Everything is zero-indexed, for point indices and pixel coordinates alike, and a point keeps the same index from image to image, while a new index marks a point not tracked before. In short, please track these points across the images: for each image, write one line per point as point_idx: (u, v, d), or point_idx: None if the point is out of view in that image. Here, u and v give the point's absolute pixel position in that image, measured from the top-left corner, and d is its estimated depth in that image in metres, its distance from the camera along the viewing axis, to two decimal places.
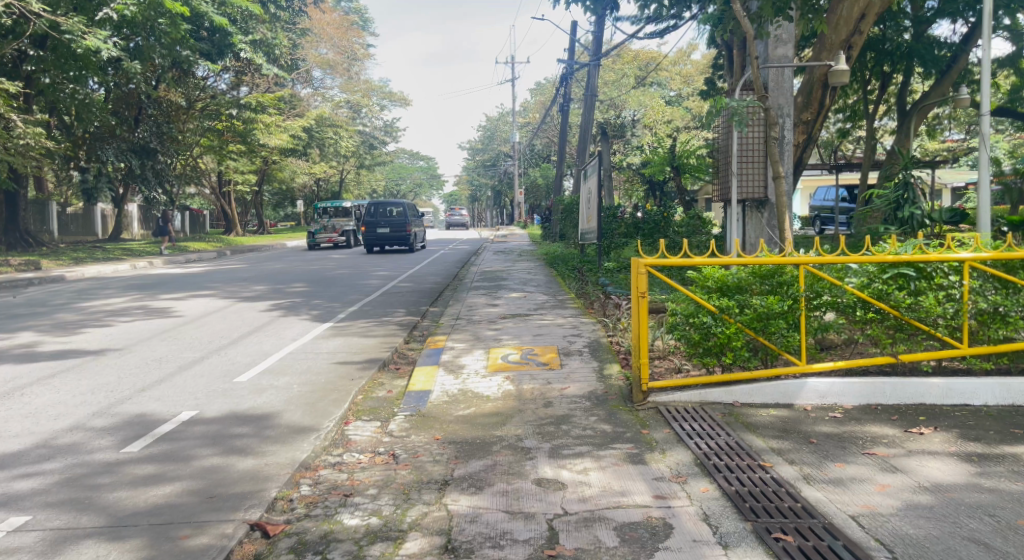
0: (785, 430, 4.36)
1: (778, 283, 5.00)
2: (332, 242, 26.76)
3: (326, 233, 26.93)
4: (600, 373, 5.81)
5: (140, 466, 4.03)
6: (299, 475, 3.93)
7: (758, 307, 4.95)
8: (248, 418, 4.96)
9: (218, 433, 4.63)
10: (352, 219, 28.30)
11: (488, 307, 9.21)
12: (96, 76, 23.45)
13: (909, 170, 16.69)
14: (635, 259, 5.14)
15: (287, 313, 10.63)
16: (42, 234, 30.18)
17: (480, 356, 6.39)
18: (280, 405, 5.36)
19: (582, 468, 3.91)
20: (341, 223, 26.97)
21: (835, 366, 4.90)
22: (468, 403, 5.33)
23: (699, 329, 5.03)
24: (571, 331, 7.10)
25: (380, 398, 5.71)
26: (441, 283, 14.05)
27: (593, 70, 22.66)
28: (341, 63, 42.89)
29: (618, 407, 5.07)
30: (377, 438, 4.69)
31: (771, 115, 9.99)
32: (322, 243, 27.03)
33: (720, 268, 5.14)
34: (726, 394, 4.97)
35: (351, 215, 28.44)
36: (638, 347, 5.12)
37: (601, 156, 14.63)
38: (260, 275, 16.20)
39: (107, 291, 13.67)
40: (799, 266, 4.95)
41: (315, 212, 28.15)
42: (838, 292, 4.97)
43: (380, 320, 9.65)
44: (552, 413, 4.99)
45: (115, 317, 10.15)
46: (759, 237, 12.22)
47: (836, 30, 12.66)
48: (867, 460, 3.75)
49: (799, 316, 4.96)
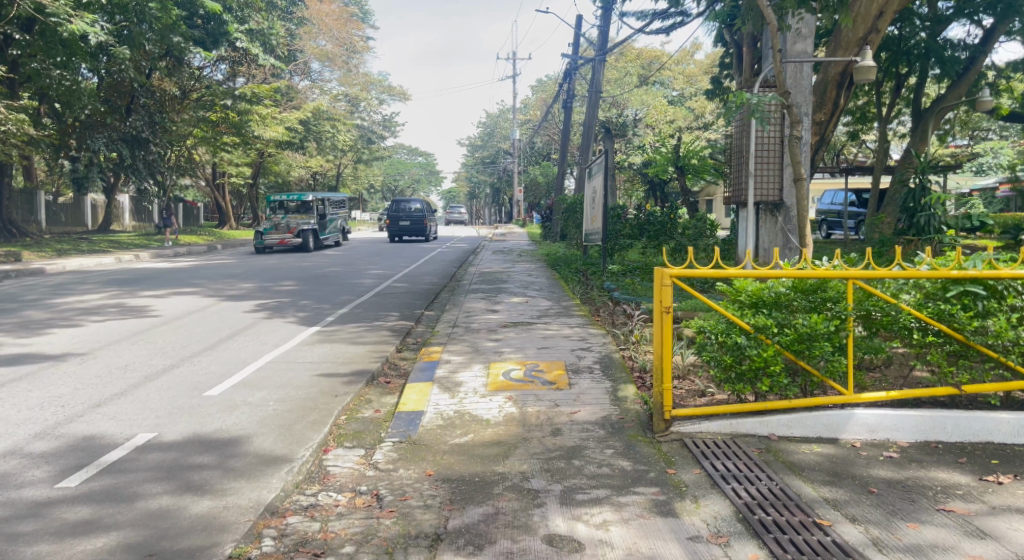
0: (836, 473, 3.73)
1: (822, 300, 4.39)
2: (284, 243, 22.10)
3: (278, 231, 22.27)
4: (614, 395, 5.18)
5: (73, 509, 3.38)
6: (263, 524, 3.28)
7: (800, 327, 4.32)
8: (213, 444, 4.31)
9: (173, 464, 3.97)
10: (313, 216, 23.72)
11: (487, 313, 8.56)
12: (87, 64, 22.79)
13: (925, 174, 16.04)
14: (660, 268, 4.49)
15: (272, 314, 9.98)
16: (31, 223, 29.50)
17: (479, 371, 5.74)
18: (252, 427, 4.71)
19: (602, 521, 3.27)
20: (297, 220, 22.46)
21: (887, 396, 4.27)
22: (466, 429, 4.69)
23: (731, 352, 4.40)
24: (579, 344, 6.45)
25: (365, 420, 5.04)
26: (437, 284, 13.38)
27: (597, 65, 22.02)
28: (340, 55, 42.23)
29: (637, 438, 4.44)
30: (360, 472, 4.05)
31: (794, 114, 9.28)
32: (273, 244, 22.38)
33: (755, 281, 4.54)
34: (761, 425, 4.36)
35: (313, 211, 23.85)
36: (660, 369, 4.48)
37: (608, 153, 13.93)
38: (248, 271, 15.51)
39: (86, 286, 12.99)
40: (847, 280, 4.34)
41: (268, 206, 23.97)
42: (891, 311, 4.36)
43: (372, 324, 8.99)
44: (561, 445, 4.36)
45: (87, 315, 9.47)
46: (774, 242, 11.64)
47: (853, 27, 11.98)
48: (946, 521, 3.13)
49: (845, 338, 4.35)
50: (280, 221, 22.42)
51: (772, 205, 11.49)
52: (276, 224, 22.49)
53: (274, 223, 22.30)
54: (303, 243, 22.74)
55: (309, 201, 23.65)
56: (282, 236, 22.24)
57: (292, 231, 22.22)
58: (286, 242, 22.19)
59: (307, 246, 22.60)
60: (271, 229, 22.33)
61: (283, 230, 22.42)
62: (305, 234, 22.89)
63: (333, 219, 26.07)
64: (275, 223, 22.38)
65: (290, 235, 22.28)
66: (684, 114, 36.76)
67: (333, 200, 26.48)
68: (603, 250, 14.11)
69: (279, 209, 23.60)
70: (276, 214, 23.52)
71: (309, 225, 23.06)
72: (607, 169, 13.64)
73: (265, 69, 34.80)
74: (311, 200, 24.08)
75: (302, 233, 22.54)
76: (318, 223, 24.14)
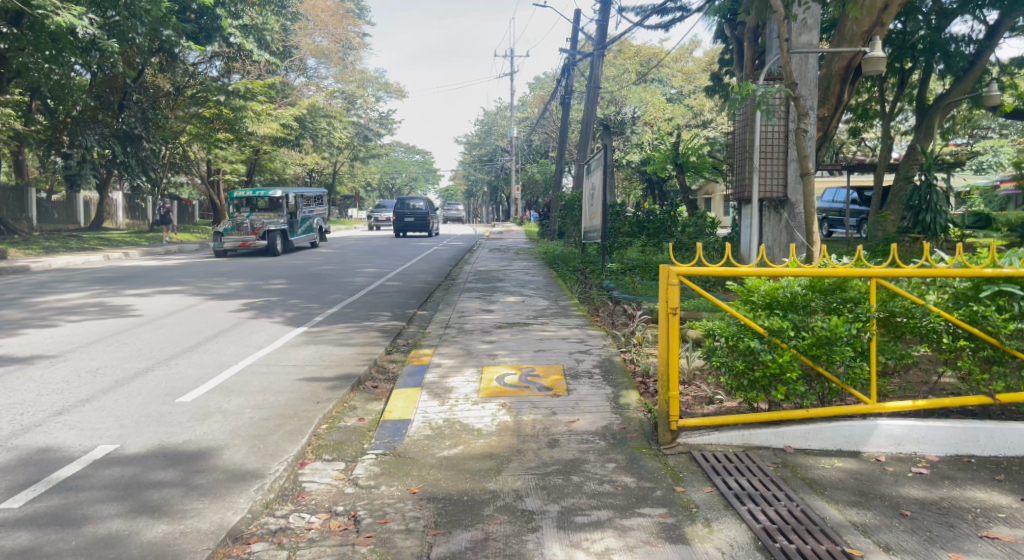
0: (863, 492, 3.39)
1: (843, 300, 4.04)
2: (246, 246, 18.64)
3: (240, 232, 18.76)
4: (615, 403, 4.82)
5: (12, 535, 3.01)
6: (225, 554, 2.92)
7: (819, 330, 3.97)
8: (178, 458, 3.94)
9: (132, 481, 3.61)
10: (283, 214, 20.23)
11: (482, 313, 8.19)
12: (77, 58, 22.35)
13: (932, 170, 15.60)
14: (665, 267, 4.14)
15: (259, 314, 9.59)
16: (21, 221, 28.96)
17: (471, 377, 5.37)
18: (223, 437, 4.34)
19: (604, 550, 2.91)
20: (262, 220, 18.97)
21: (914, 405, 3.93)
22: (455, 440, 4.33)
23: (744, 357, 4.05)
24: (577, 346, 6.09)
25: (347, 429, 4.68)
26: (431, 283, 12.97)
27: (596, 60, 21.62)
28: (336, 52, 41.79)
29: (641, 450, 4.08)
30: (337, 490, 3.70)
31: (801, 105, 8.91)
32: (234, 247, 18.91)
33: (770, 280, 4.19)
34: (775, 436, 4.01)
35: (284, 210, 20.14)
36: (667, 376, 4.13)
37: (607, 149, 13.53)
38: (238, 270, 15.05)
39: (69, 284, 12.58)
40: (870, 279, 3.99)
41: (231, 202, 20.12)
42: (919, 313, 4.01)
43: (361, 325, 8.61)
44: (558, 458, 4.00)
45: (65, 315, 9.07)
46: (778, 240, 11.37)
47: (858, 20, 11.64)
48: (993, 551, 2.78)
49: (867, 342, 4.00)
50: (243, 221, 18.97)
51: (777, 202, 11.21)
52: (237, 223, 19.04)
53: (234, 222, 18.83)
54: (270, 246, 19.28)
55: (278, 197, 20.11)
56: (244, 238, 18.78)
57: (257, 231, 18.79)
58: (248, 244, 18.77)
59: (274, 250, 19.15)
60: (231, 229, 18.89)
61: (246, 231, 18.97)
62: (272, 235, 19.44)
63: (309, 216, 22.53)
64: (236, 222, 18.90)
65: (254, 238, 18.84)
66: (684, 111, 36.42)
67: (310, 195, 22.93)
68: (603, 248, 13.73)
69: (244, 206, 20.17)
70: (240, 212, 20.01)
71: (277, 225, 19.56)
72: (606, 165, 13.25)
73: (260, 65, 34.35)
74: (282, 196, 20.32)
75: (268, 235, 19.12)
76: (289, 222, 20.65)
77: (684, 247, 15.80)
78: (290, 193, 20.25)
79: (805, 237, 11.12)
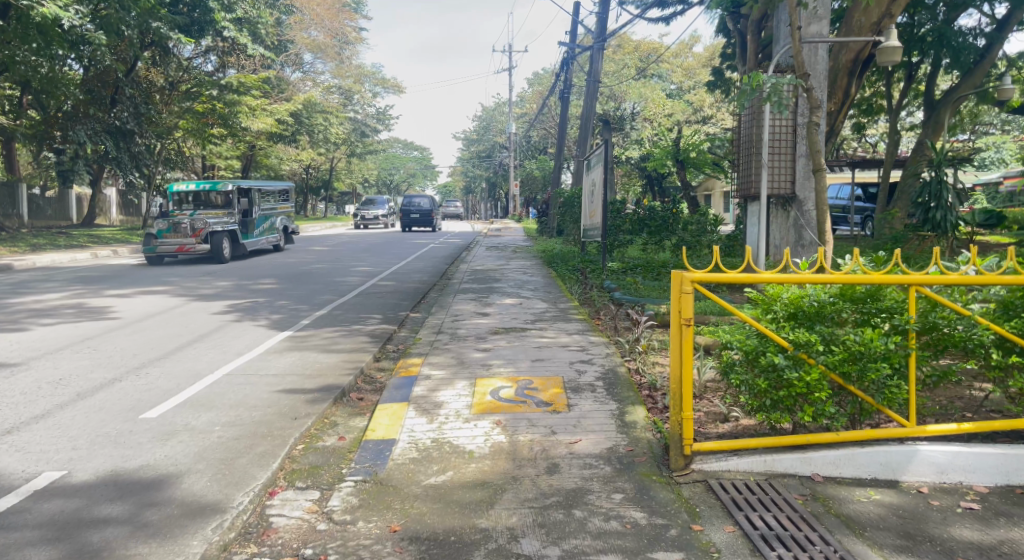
0: (908, 534, 2.96)
1: (879, 310, 3.60)
2: (183, 251, 15.19)
3: (176, 234, 15.31)
4: (621, 422, 4.39)
5: None
6: None
7: (852, 343, 3.51)
8: (130, 488, 3.50)
9: (72, 518, 3.17)
10: (235, 211, 16.75)
11: (477, 317, 7.74)
12: (65, 51, 21.84)
13: (941, 167, 15.16)
14: (678, 272, 3.70)
15: (243, 316, 9.13)
16: (11, 217, 28.15)
17: (463, 390, 4.93)
18: (185, 460, 3.90)
19: None
20: (205, 219, 15.52)
21: (959, 429, 3.50)
22: (445, 465, 3.89)
23: (766, 373, 3.61)
24: (578, 355, 5.65)
25: (326, 450, 4.23)
26: (426, 284, 12.51)
27: (596, 54, 21.15)
28: (332, 46, 41.27)
29: (649, 477, 3.65)
30: (308, 525, 3.26)
31: (814, 98, 8.46)
32: (168, 252, 15.43)
33: (794, 287, 3.76)
34: (802, 462, 3.56)
35: (234, 206, 16.62)
36: (679, 395, 3.69)
37: (608, 144, 13.07)
38: (226, 269, 14.54)
39: (49, 284, 12.10)
40: (909, 287, 3.56)
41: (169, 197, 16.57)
42: (965, 325, 3.58)
43: (350, 329, 8.15)
44: (559, 488, 3.56)
45: (38, 318, 8.62)
46: (786, 239, 10.92)
47: (865, 12, 11.19)
48: None
49: (906, 358, 3.56)
50: (181, 220, 15.51)
51: (784, 199, 10.78)
52: (174, 224, 15.57)
53: (171, 223, 15.38)
54: (214, 250, 15.82)
55: (228, 191, 16.68)
56: (182, 242, 15.31)
57: (196, 233, 15.33)
58: (186, 249, 15.29)
59: (219, 255, 15.70)
60: (167, 231, 15.43)
61: (184, 233, 15.48)
62: (217, 238, 15.97)
63: (270, 214, 19.01)
64: (173, 222, 15.44)
65: (195, 241, 15.41)
66: (684, 107, 36.02)
67: (273, 189, 19.31)
68: (603, 246, 13.29)
69: (186, 202, 16.68)
70: (182, 209, 16.62)
71: (224, 225, 16.09)
72: (607, 161, 12.79)
73: (255, 59, 33.86)
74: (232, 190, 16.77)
75: (213, 238, 15.68)
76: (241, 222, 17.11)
77: (688, 245, 15.41)
78: (243, 187, 16.83)
79: (815, 235, 10.56)
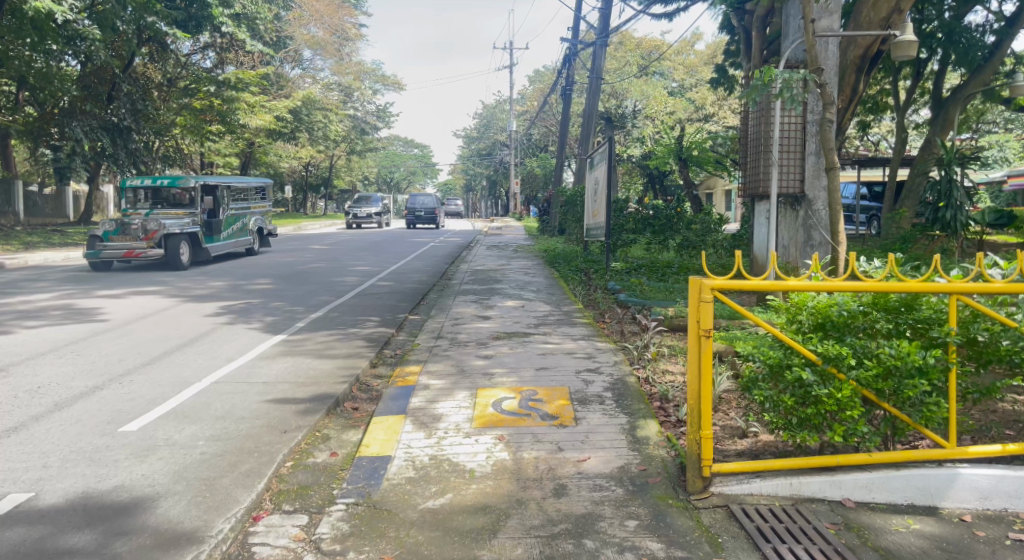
0: None
1: (917, 321, 3.32)
2: (130, 254, 13.30)
3: (124, 236, 13.48)
4: (632, 438, 4.11)
5: None
6: None
7: (889, 358, 3.22)
8: (100, 514, 3.22)
9: (34, 549, 2.89)
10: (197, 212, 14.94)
11: (478, 321, 7.45)
12: (61, 47, 21.59)
13: (951, 165, 14.84)
14: (697, 279, 3.42)
15: (236, 318, 8.84)
16: (6, 215, 28.07)
17: (464, 401, 4.65)
18: (163, 480, 3.62)
19: None
20: (160, 219, 13.70)
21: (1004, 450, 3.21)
22: (443, 485, 3.61)
23: (792, 389, 3.32)
24: (584, 364, 5.36)
25: (316, 467, 3.96)
26: (425, 284, 12.21)
27: (598, 50, 20.87)
28: (331, 42, 40.93)
29: (664, 501, 3.37)
30: (293, 555, 2.98)
31: (828, 94, 8.14)
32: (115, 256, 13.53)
33: (823, 296, 3.48)
34: (831, 486, 3.27)
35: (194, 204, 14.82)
36: (698, 412, 3.41)
37: (611, 141, 12.75)
38: (222, 268, 14.24)
39: (39, 284, 11.81)
40: (949, 296, 3.28)
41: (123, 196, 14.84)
42: (1010, 338, 3.30)
43: (346, 332, 7.85)
44: (567, 513, 3.28)
45: (24, 320, 8.34)
46: (794, 240, 10.59)
47: (874, 7, 10.87)
48: None
49: (947, 373, 3.28)
50: (132, 221, 13.68)
51: (792, 198, 10.55)
52: (124, 225, 13.78)
53: (119, 224, 13.58)
54: (170, 255, 13.94)
55: (189, 189, 14.91)
56: (130, 246, 13.49)
57: (148, 234, 13.49)
58: (135, 253, 13.40)
59: (175, 261, 13.79)
60: (114, 233, 13.61)
61: (135, 236, 13.70)
62: (173, 242, 14.09)
63: (241, 216, 17.09)
64: (123, 223, 13.61)
65: (147, 244, 13.63)
66: (686, 105, 35.69)
67: (247, 188, 17.42)
68: (608, 245, 12.94)
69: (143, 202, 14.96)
70: (138, 210, 14.90)
71: (182, 227, 14.24)
72: (611, 159, 12.46)
73: (253, 55, 33.57)
74: (193, 188, 15.01)
75: (169, 240, 13.84)
76: (204, 223, 15.25)
77: (691, 244, 15.17)
78: (206, 182, 15.08)
79: (823, 235, 10.47)
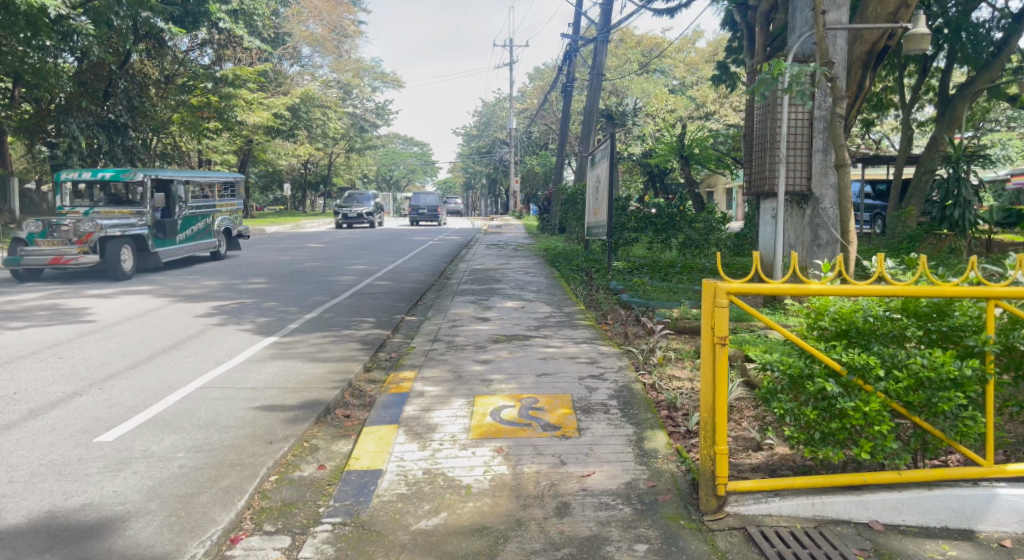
0: None
1: (951, 328, 3.05)
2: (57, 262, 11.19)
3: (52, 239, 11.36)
4: (640, 450, 3.85)
5: None
6: None
7: (922, 368, 2.94)
8: (62, 538, 2.96)
9: None
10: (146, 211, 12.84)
11: (476, 323, 7.19)
12: (54, 42, 21.26)
13: (960, 164, 14.58)
14: (711, 282, 3.17)
15: (227, 319, 8.55)
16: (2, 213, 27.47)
17: (461, 410, 4.40)
18: (135, 498, 3.36)
19: None
20: (96, 220, 11.58)
21: None
22: (438, 505, 3.35)
23: (815, 401, 3.07)
24: (587, 369, 5.10)
25: (302, 482, 3.70)
26: (423, 284, 11.94)
27: (599, 47, 20.61)
28: (330, 39, 40.64)
29: (676, 523, 3.11)
30: None
31: (838, 88, 7.89)
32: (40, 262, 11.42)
33: (848, 300, 3.22)
34: (856, 506, 3.02)
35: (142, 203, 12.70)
36: (713, 426, 3.16)
37: (613, 139, 12.47)
38: (216, 267, 13.94)
39: (27, 283, 11.53)
40: (987, 302, 3.01)
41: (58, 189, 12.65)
42: None
43: (340, 334, 7.58)
44: (572, 537, 3.02)
45: (8, 321, 8.07)
46: (801, 239, 10.34)
47: (880, 2, 10.60)
48: None
49: (984, 386, 3.02)
50: (61, 221, 11.52)
51: (799, 196, 10.32)
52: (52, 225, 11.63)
53: (46, 224, 11.39)
54: (109, 263, 11.85)
55: (138, 183, 12.78)
56: (58, 251, 11.32)
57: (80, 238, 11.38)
58: (63, 261, 11.28)
59: (114, 270, 11.71)
60: (41, 235, 11.45)
61: (65, 239, 11.47)
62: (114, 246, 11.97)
63: (205, 214, 14.97)
64: (50, 223, 11.47)
65: (79, 250, 11.42)
66: (686, 103, 35.36)
67: (215, 183, 15.31)
68: (609, 245, 12.68)
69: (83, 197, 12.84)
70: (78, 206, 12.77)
71: (125, 230, 12.13)
72: (613, 158, 12.21)
73: (251, 52, 33.26)
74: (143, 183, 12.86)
75: (107, 245, 11.75)
76: (156, 224, 13.14)
77: (694, 244, 15.12)
78: (157, 176, 12.91)
79: (831, 233, 10.19)
